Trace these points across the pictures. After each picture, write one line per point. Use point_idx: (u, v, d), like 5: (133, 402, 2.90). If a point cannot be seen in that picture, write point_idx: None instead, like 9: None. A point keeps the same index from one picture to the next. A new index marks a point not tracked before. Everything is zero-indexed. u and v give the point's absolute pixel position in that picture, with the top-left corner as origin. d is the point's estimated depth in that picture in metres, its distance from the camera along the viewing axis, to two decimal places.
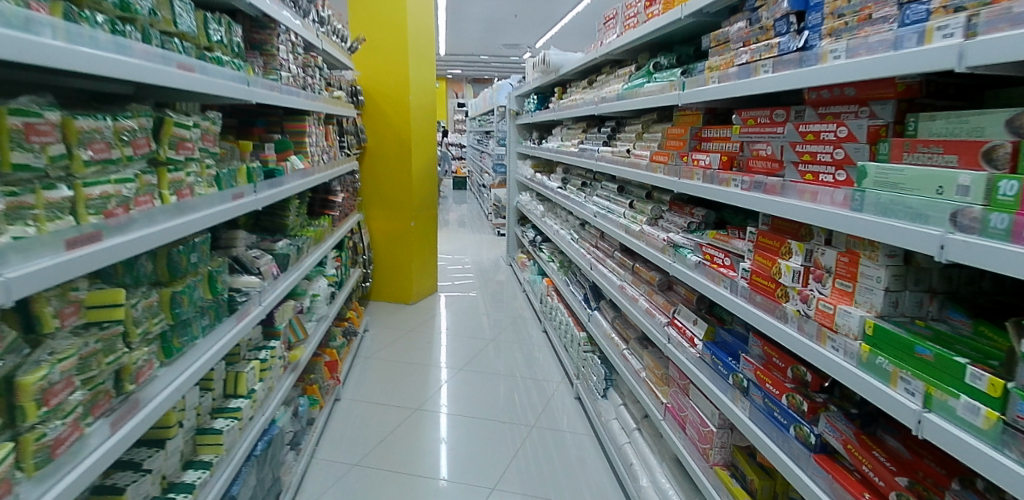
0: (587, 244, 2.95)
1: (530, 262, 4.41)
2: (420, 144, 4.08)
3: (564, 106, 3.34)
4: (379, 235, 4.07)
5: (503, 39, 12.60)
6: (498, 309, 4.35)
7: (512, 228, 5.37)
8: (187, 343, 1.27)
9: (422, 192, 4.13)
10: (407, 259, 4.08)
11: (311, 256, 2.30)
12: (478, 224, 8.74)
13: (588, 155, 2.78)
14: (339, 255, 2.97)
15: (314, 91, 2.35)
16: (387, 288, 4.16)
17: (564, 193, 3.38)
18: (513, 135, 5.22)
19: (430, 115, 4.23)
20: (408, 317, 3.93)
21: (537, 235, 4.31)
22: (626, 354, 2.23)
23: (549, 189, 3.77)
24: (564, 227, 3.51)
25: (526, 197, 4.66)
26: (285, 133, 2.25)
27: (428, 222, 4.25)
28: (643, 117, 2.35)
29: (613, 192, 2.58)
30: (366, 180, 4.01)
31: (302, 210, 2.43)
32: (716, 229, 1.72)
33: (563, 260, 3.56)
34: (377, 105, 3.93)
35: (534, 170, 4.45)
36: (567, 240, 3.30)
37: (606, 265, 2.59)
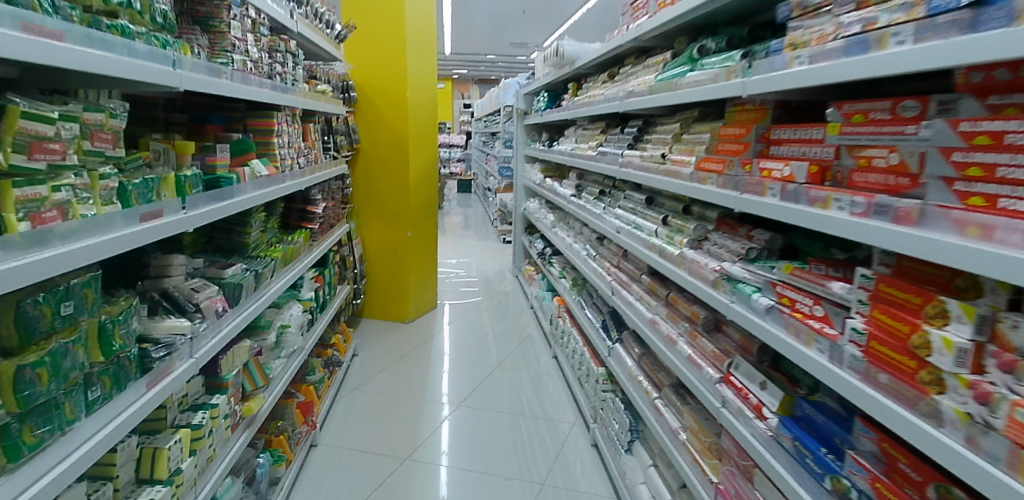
0: (606, 264, 2.53)
1: (539, 276, 4.00)
2: (419, 146, 3.69)
3: (580, 103, 2.94)
4: (372, 246, 3.67)
5: (510, 37, 12.21)
6: (502, 326, 3.95)
7: (519, 237, 4.96)
8: (51, 435, 0.88)
9: (421, 199, 3.74)
10: (404, 273, 3.68)
11: (279, 280, 1.91)
12: (482, 230, 8.34)
13: (609, 160, 2.37)
14: (321, 273, 2.58)
15: (286, 82, 1.97)
16: (380, 305, 3.76)
17: (579, 203, 2.97)
18: (521, 136, 4.82)
19: (430, 114, 3.83)
20: (402, 337, 3.52)
21: (546, 248, 3.90)
22: (658, 405, 1.82)
23: (561, 197, 3.37)
24: (578, 241, 3.10)
25: (535, 204, 4.26)
26: (248, 132, 1.87)
27: (427, 232, 3.86)
28: (680, 114, 1.94)
29: (640, 204, 2.17)
30: (358, 185, 3.62)
31: (272, 223, 2.04)
32: (790, 261, 1.31)
33: (577, 279, 3.15)
34: (371, 102, 3.54)
35: (543, 174, 4.05)
36: (583, 258, 2.88)
37: (630, 292, 2.18)
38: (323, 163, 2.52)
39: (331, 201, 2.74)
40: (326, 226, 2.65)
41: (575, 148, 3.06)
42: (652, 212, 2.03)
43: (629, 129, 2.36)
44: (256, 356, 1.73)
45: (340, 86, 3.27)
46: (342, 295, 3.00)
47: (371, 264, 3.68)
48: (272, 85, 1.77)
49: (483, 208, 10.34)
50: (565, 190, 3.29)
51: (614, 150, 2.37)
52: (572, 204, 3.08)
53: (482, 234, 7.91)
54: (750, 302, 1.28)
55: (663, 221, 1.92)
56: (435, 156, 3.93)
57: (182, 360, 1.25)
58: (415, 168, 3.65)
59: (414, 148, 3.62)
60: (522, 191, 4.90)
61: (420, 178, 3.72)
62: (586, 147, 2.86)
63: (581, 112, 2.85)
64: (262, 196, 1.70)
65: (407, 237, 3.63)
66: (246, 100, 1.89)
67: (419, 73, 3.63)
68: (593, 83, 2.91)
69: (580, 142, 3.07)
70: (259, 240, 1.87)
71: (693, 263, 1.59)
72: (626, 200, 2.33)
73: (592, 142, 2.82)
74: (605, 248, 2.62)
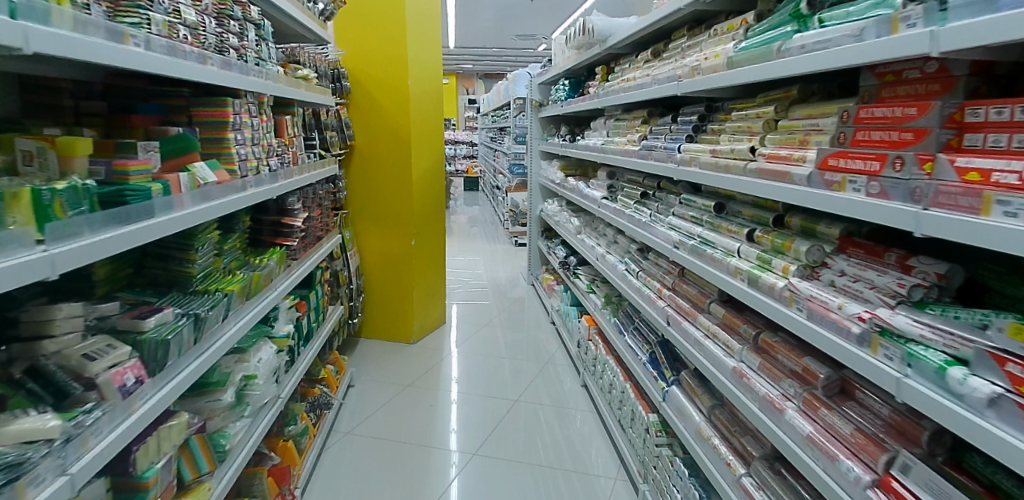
0: (652, 282, 2.03)
1: (561, 287, 3.52)
2: (423, 143, 3.22)
3: (613, 88, 2.46)
4: (371, 259, 3.20)
5: (517, 28, 11.70)
6: (520, 343, 3.48)
7: (536, 240, 4.49)
8: None
9: (425, 204, 3.26)
10: (407, 288, 3.20)
11: (244, 317, 1.45)
12: (490, 230, 7.87)
13: (660, 156, 1.88)
14: (307, 298, 2.11)
15: (248, 59, 1.51)
16: (380, 324, 3.28)
17: (612, 206, 2.48)
18: (536, 130, 4.33)
19: (436, 108, 3.37)
20: (406, 362, 3.04)
21: (568, 257, 3.42)
22: (746, 487, 1.31)
23: (587, 200, 2.88)
24: (609, 252, 2.61)
25: (555, 205, 3.79)
26: (193, 125, 1.40)
27: (433, 241, 3.38)
28: (768, 95, 1.45)
29: (707, 211, 1.68)
30: (353, 187, 3.15)
31: (236, 243, 1.58)
32: (1008, 312, 0.83)
33: (610, 296, 2.66)
34: (367, 93, 3.07)
35: (565, 172, 3.58)
36: (618, 273, 2.39)
37: (691, 323, 1.68)
38: (306, 164, 2.06)
39: (319, 208, 2.27)
40: (312, 240, 2.18)
41: (607, 143, 2.58)
42: (728, 223, 1.54)
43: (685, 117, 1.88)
44: (200, 428, 1.26)
45: (330, 74, 2.80)
46: (334, 318, 2.53)
47: (369, 279, 3.22)
48: (223, 61, 1.31)
49: (491, 207, 9.85)
50: (593, 192, 2.81)
51: (666, 144, 1.88)
52: (602, 210, 2.59)
53: (492, 235, 7.42)
54: (944, 381, 0.80)
55: (746, 235, 1.44)
56: (442, 155, 3.46)
57: (49, 480, 0.76)
58: (418, 167, 3.18)
59: (417, 145, 3.15)
60: (539, 191, 4.41)
61: (425, 179, 3.25)
62: (621, 142, 2.37)
63: (614, 99, 2.37)
64: (206, 211, 1.23)
65: (411, 248, 3.16)
66: (190, 83, 1.43)
67: (422, 58, 3.16)
68: (629, 65, 2.43)
69: (612, 134, 2.59)
70: (212, 264, 1.39)
71: (816, 302, 1.10)
72: (682, 206, 1.85)
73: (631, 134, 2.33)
74: (651, 261, 2.12)
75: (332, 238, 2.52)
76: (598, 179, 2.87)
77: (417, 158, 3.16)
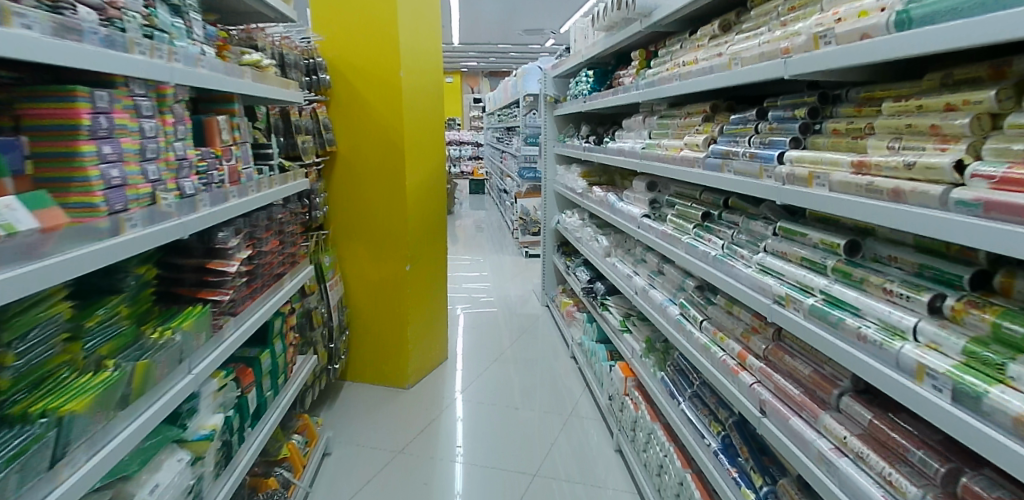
0: (725, 341, 1.47)
1: (585, 316, 2.97)
2: (419, 148, 2.67)
3: (660, 76, 1.90)
4: (357, 286, 2.66)
5: (523, 23, 11.11)
6: (536, 381, 2.93)
7: (549, 255, 3.94)
8: None
9: (422, 221, 2.72)
10: (400, 322, 2.66)
11: (113, 440, 0.88)
12: (497, 238, 7.32)
13: (745, 167, 1.32)
14: (255, 360, 1.57)
15: (126, 27, 0.97)
16: (368, 364, 2.73)
17: (659, 229, 1.92)
18: (552, 131, 3.77)
19: (435, 106, 2.82)
20: (398, 414, 2.50)
21: (592, 282, 2.86)
22: None
23: (620, 218, 2.32)
24: (650, 285, 2.05)
25: (576, 219, 3.24)
26: (21, 130, 0.86)
27: (431, 265, 2.84)
28: (960, 74, 0.89)
29: (833, 254, 1.12)
30: (335, 200, 2.61)
31: (124, 311, 1.04)
32: None
33: (654, 340, 2.10)
34: (351, 87, 2.53)
35: (589, 181, 3.03)
36: (668, 319, 1.82)
37: (806, 419, 1.11)
38: (254, 181, 1.51)
39: (277, 237, 1.73)
40: (266, 280, 1.64)
41: (650, 147, 2.01)
42: (882, 278, 0.98)
43: (783, 111, 1.32)
44: None
45: (300, 64, 2.26)
46: (305, 371, 1.99)
47: (355, 310, 2.68)
48: (51, 22, 0.76)
49: (498, 212, 9.27)
50: (629, 208, 2.25)
51: (754, 150, 1.32)
52: (644, 232, 2.04)
53: (499, 244, 6.85)
54: None
55: (929, 305, 0.87)
56: (442, 162, 2.92)
57: None
58: (414, 177, 2.64)
59: (412, 150, 2.60)
60: (555, 200, 3.86)
61: (421, 191, 2.70)
62: (671, 146, 1.81)
63: (664, 90, 1.81)
64: (10, 280, 0.65)
65: (406, 274, 2.62)
66: (20, 64, 0.89)
67: (417, 44, 2.61)
68: (682, 45, 1.87)
69: (657, 137, 2.03)
70: (56, 358, 0.84)
71: None
72: (781, 240, 1.29)
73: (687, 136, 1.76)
74: (722, 310, 1.56)
75: (302, 271, 1.98)
76: (634, 191, 2.32)
77: (412, 165, 2.62)
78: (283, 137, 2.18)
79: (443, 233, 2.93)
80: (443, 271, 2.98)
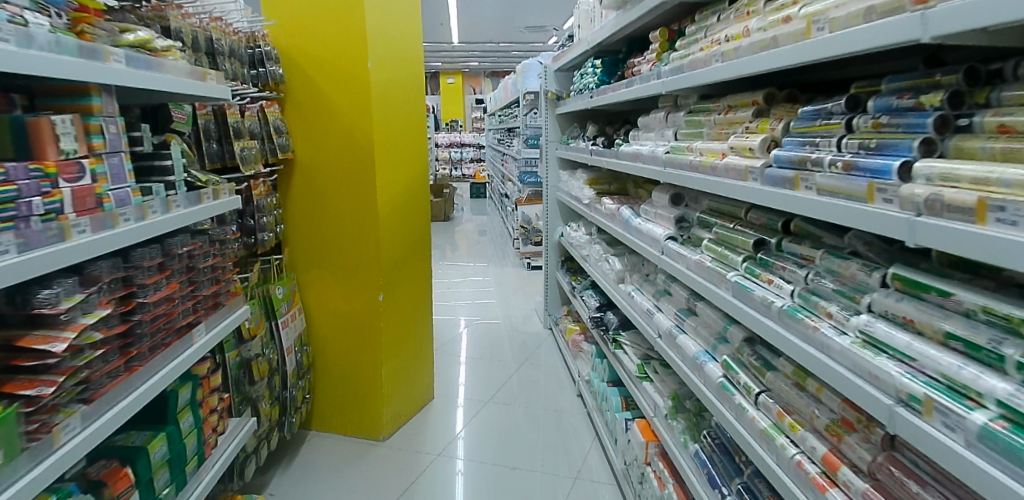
0: (799, 434, 1.02)
1: (594, 350, 2.52)
2: (393, 153, 2.24)
3: (689, 60, 1.46)
4: (322, 318, 2.23)
5: (525, 20, 10.65)
6: (535, 422, 2.47)
7: (553, 271, 3.50)
8: None
9: (398, 240, 2.28)
10: (373, 360, 2.23)
11: None
12: (499, 245, 6.86)
13: (835, 185, 0.89)
14: (140, 451, 1.13)
15: None
16: (336, 410, 2.30)
17: (691, 259, 1.47)
18: (554, 132, 3.32)
19: (413, 102, 2.39)
20: (367, 475, 2.05)
21: (602, 311, 2.41)
22: None
23: (638, 239, 1.88)
24: (678, 329, 1.60)
25: (583, 233, 2.79)
26: None
27: (410, 290, 2.40)
28: None
29: (1013, 335, 0.64)
30: (293, 217, 2.18)
31: None
32: None
33: (683, 397, 1.64)
34: (309, 80, 2.10)
35: (598, 190, 2.58)
36: (706, 380, 1.37)
37: None
38: (131, 207, 1.07)
39: (184, 276, 1.30)
40: (164, 338, 1.20)
41: (679, 151, 1.56)
42: None
43: (893, 99, 0.88)
44: None
45: (239, 53, 1.84)
46: (240, 439, 1.55)
47: (320, 346, 2.25)
48: None
49: (500, 218, 8.80)
50: (648, 227, 1.80)
51: (850, 157, 0.89)
52: (670, 260, 1.59)
53: (499, 253, 6.38)
54: None
55: None
56: (423, 170, 2.49)
57: None
58: (387, 187, 2.20)
59: (382, 154, 2.16)
60: (558, 209, 3.41)
61: (397, 203, 2.27)
62: (708, 151, 1.36)
63: (697, 76, 1.36)
64: None
65: (380, 304, 2.18)
66: None
67: (390, 29, 2.18)
68: (719, 18, 1.42)
69: (689, 137, 1.57)
70: None
71: None
72: (898, 296, 0.83)
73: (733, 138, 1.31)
74: (791, 384, 1.10)
75: (235, 313, 1.55)
76: (654, 205, 1.87)
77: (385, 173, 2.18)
78: (216, 144, 1.75)
79: (424, 252, 2.49)
80: (426, 297, 2.54)
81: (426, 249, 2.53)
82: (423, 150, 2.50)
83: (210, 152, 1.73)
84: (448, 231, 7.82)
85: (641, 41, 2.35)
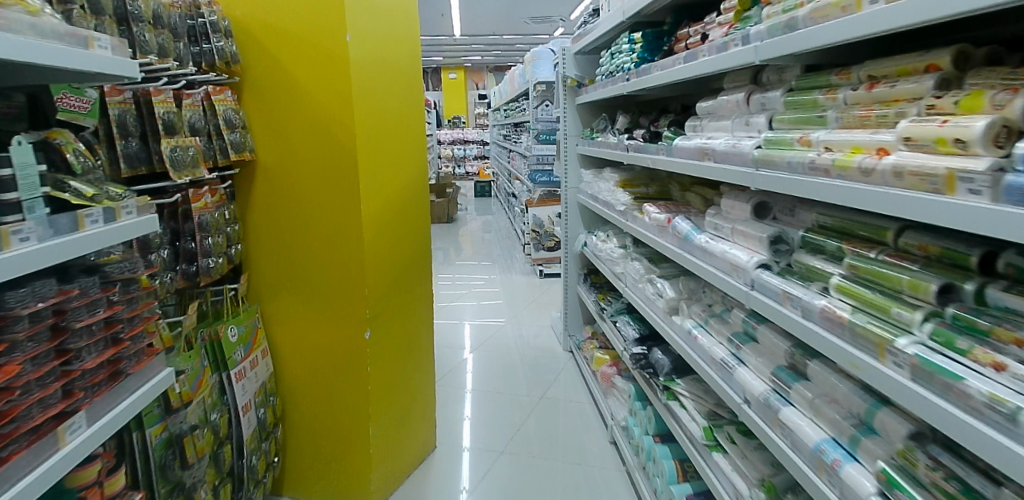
0: None
1: (634, 390, 2.05)
2: (380, 151, 1.77)
3: (805, 11, 0.98)
4: (295, 360, 1.78)
5: (531, 11, 10.12)
6: (559, 478, 2.00)
7: (573, 286, 3.03)
8: None
9: (389, 261, 1.81)
10: (359, 413, 1.76)
11: None
12: (506, 248, 6.39)
13: None
14: None
15: None
16: (313, 472, 1.84)
17: (809, 303, 1.00)
18: (574, 126, 2.84)
19: (406, 89, 1.92)
20: None
21: (644, 345, 1.94)
22: None
23: (706, 263, 1.41)
24: (780, 396, 1.13)
25: (614, 245, 2.32)
26: None
27: (406, 322, 1.94)
28: None
29: None
30: (256, 232, 1.73)
31: None
32: None
33: (782, 489, 1.16)
34: (271, 59, 1.64)
35: (635, 194, 2.11)
36: (841, 491, 0.89)
37: None
38: None
39: (43, 345, 0.84)
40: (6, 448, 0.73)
41: (782, 146, 1.09)
42: None
43: None
44: None
45: (170, 21, 1.37)
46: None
47: (293, 394, 1.79)
48: None
49: (506, 218, 8.29)
50: (723, 249, 1.34)
51: None
52: (768, 300, 1.12)
53: (506, 258, 5.88)
54: None
55: None
56: (420, 173, 2.02)
57: None
58: (373, 193, 1.73)
59: (367, 152, 1.70)
60: (580, 214, 2.94)
61: (387, 215, 1.80)
62: (849, 145, 0.90)
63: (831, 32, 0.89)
64: None
65: (366, 343, 1.72)
66: None
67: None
68: None
69: (796, 126, 1.10)
70: None
71: None
72: None
73: (897, 123, 0.84)
74: None
75: (156, 378, 1.08)
76: (727, 219, 1.40)
77: (370, 176, 1.71)
78: (138, 142, 1.30)
79: (422, 275, 2.03)
80: (426, 328, 2.09)
81: (425, 270, 2.07)
82: (419, 150, 2.03)
83: (129, 153, 1.27)
84: (450, 233, 7.33)
85: (690, 9, 1.87)
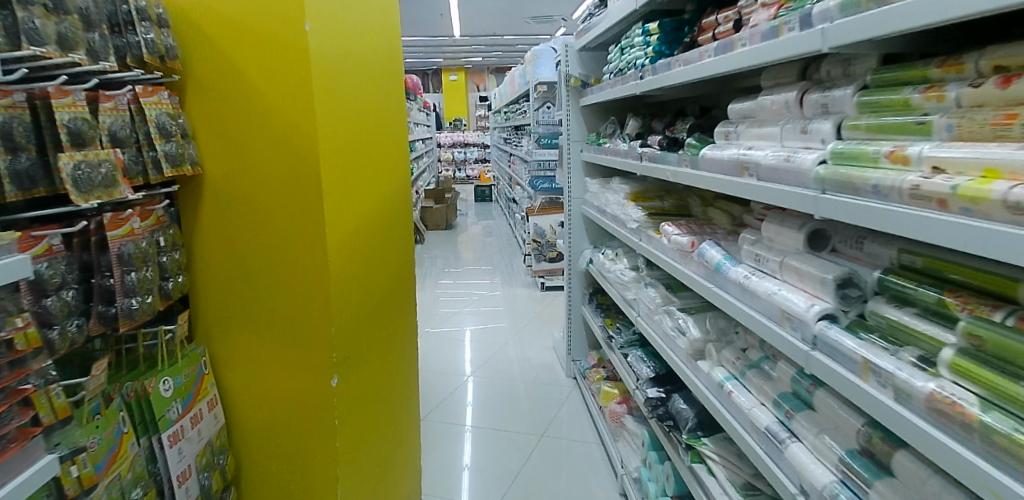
0: None
1: (647, 437, 1.77)
2: (349, 163, 1.50)
3: None
4: (249, 411, 1.50)
5: (531, 10, 9.81)
6: None
7: (577, 306, 2.75)
8: None
9: (359, 291, 1.54)
10: (324, 474, 1.49)
11: None
12: (505, 256, 6.11)
13: None
14: None
15: None
16: None
17: (913, 383, 0.72)
18: (578, 130, 2.57)
19: (375, 89, 1.66)
20: None
21: (661, 387, 1.67)
22: None
23: (746, 304, 1.13)
24: (853, 495, 0.84)
25: (624, 265, 2.05)
26: None
27: (382, 360, 1.68)
28: None
29: None
30: (203, 259, 1.46)
31: None
32: None
33: None
34: (217, 53, 1.37)
35: (649, 209, 1.84)
36: None
37: None
38: None
39: None
40: None
41: (863, 163, 0.82)
42: None
43: None
44: None
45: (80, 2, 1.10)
46: None
47: (247, 449, 1.52)
48: None
49: (506, 224, 8.01)
50: (770, 288, 1.06)
51: None
52: (841, 367, 0.84)
53: (506, 267, 5.60)
54: None
55: None
56: (392, 187, 1.76)
57: None
58: (341, 212, 1.46)
59: (332, 164, 1.43)
60: (584, 227, 2.66)
61: (357, 237, 1.53)
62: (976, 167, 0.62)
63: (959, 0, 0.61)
64: None
65: (333, 391, 1.45)
66: None
67: None
68: None
69: (880, 135, 0.82)
70: None
71: None
72: None
73: None
74: None
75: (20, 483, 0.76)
76: (772, 250, 1.13)
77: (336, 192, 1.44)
78: (31, 155, 1.02)
79: (396, 303, 1.77)
80: (405, 364, 1.83)
81: (400, 298, 1.81)
82: (392, 160, 1.77)
83: (18, 170, 0.99)
84: (448, 239, 7.05)
85: None
